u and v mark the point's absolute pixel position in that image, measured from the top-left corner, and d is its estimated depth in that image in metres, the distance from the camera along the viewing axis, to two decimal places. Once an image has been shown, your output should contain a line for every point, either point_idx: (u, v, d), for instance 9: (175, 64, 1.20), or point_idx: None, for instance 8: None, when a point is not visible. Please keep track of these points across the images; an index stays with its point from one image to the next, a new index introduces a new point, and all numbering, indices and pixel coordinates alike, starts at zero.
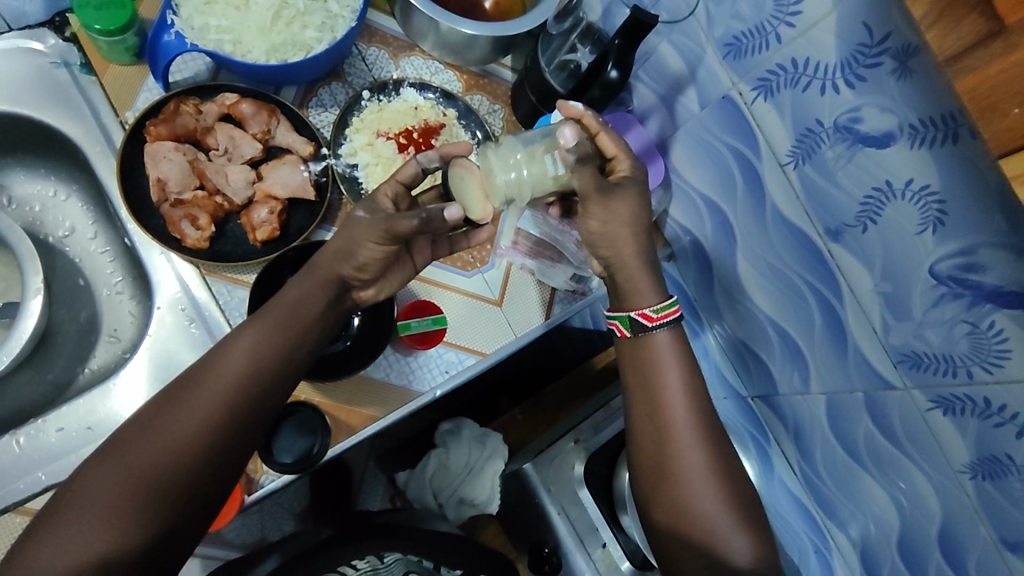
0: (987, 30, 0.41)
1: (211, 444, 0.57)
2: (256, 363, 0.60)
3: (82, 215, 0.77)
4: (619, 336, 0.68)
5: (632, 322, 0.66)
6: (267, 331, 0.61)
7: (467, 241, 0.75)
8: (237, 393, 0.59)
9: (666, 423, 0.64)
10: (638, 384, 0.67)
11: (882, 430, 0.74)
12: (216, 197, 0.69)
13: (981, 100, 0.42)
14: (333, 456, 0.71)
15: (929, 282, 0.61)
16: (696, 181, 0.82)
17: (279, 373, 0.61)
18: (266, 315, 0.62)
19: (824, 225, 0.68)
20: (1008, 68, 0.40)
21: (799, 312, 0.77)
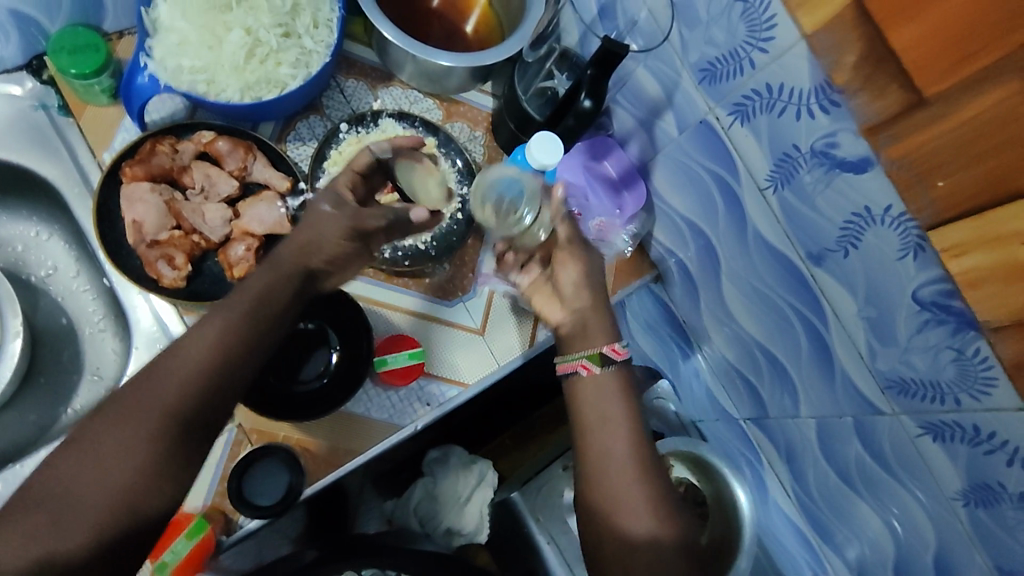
0: (910, 100, 0.52)
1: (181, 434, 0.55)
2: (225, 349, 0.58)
3: (63, 254, 0.77)
4: (584, 378, 0.64)
5: (602, 357, 0.64)
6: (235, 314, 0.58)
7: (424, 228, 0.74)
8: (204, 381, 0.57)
9: (614, 467, 0.61)
10: (585, 427, 0.63)
11: (873, 454, 0.73)
12: (193, 236, 0.69)
13: (920, 163, 0.53)
14: (314, 494, 0.69)
15: (913, 308, 0.60)
16: (678, 204, 0.81)
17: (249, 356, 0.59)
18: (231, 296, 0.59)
19: (806, 250, 0.68)
20: (957, 127, 0.50)
21: (785, 337, 0.76)
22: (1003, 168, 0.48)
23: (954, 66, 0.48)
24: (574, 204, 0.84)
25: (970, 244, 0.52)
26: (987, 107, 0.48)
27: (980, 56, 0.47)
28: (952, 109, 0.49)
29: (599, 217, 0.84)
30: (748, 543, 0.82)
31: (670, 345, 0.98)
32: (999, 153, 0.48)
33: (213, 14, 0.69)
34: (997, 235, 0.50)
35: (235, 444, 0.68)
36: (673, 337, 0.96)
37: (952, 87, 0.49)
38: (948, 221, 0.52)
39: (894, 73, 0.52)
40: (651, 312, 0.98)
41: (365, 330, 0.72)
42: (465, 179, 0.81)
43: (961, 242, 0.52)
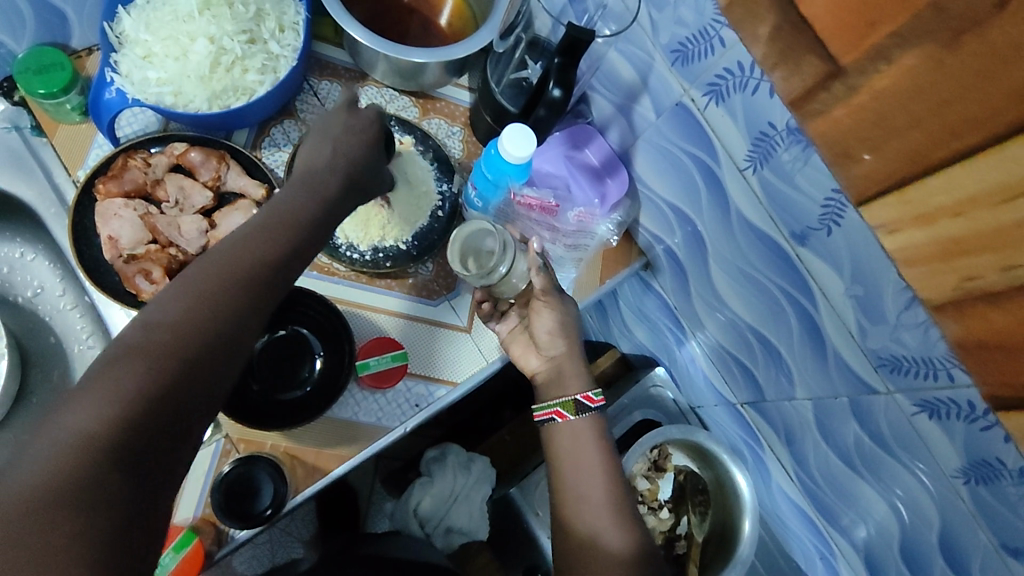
0: (828, 71, 0.53)
1: (177, 379, 0.46)
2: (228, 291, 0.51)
3: (49, 273, 0.78)
4: (558, 423, 0.69)
5: (575, 405, 0.69)
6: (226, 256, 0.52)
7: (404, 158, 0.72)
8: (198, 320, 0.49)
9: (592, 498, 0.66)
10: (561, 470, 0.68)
11: (871, 434, 0.71)
12: (170, 249, 0.68)
13: (839, 142, 0.56)
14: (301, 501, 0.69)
15: (899, 284, 0.58)
16: (660, 188, 0.80)
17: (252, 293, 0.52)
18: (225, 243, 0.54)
19: (789, 229, 0.66)
20: (878, 93, 0.51)
21: (776, 320, 0.75)
22: (923, 139, 0.50)
23: (861, 37, 0.50)
24: (553, 192, 0.82)
25: (905, 223, 0.54)
26: (885, 83, 0.50)
27: (883, 25, 0.48)
28: (856, 85, 0.52)
29: (578, 209, 0.82)
30: (749, 529, 0.81)
31: (664, 332, 0.97)
32: (918, 128, 0.50)
33: (176, 24, 0.69)
34: (920, 210, 0.52)
35: (222, 455, 0.68)
36: (666, 324, 0.95)
37: (864, 57, 0.50)
38: (878, 206, 0.56)
39: (809, 43, 0.54)
40: (644, 300, 0.97)
41: (347, 337, 0.72)
42: (443, 176, 0.80)
43: (893, 218, 0.55)
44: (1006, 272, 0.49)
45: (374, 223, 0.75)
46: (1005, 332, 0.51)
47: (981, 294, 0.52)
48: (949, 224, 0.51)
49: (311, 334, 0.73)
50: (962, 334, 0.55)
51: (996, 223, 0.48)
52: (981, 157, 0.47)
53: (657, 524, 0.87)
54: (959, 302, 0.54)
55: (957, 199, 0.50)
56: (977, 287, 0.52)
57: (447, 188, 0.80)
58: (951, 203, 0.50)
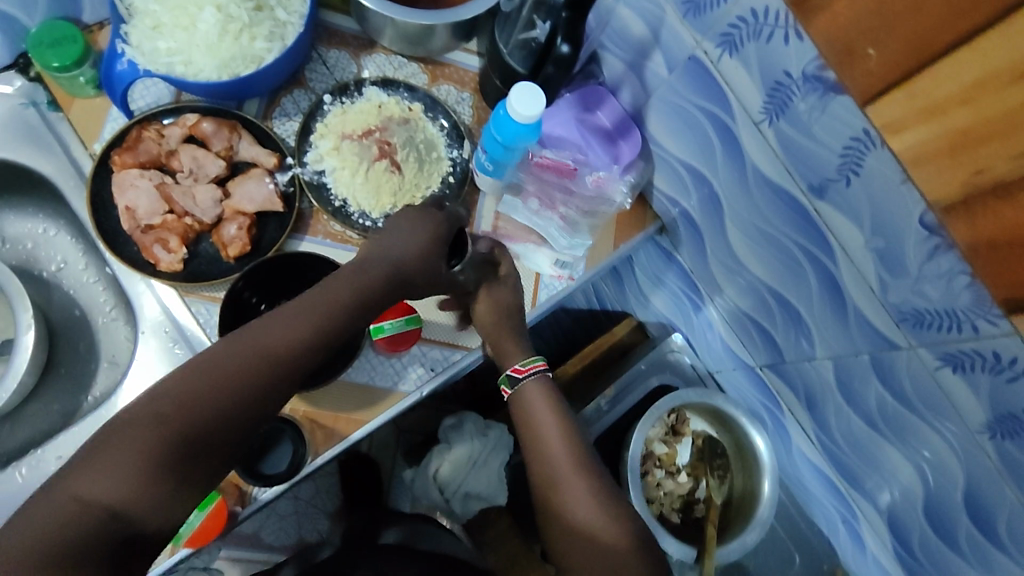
0: None
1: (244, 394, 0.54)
2: (264, 386, 0.55)
3: (71, 248, 0.79)
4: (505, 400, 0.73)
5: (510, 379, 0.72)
6: (262, 342, 0.55)
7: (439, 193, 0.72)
8: (225, 408, 0.53)
9: (547, 456, 0.67)
10: (525, 443, 0.70)
11: (895, 394, 0.70)
12: (187, 218, 0.69)
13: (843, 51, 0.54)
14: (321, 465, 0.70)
15: (923, 233, 0.57)
16: (674, 147, 0.78)
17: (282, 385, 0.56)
18: (279, 324, 0.56)
19: (807, 182, 0.64)
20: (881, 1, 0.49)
21: (795, 278, 0.73)
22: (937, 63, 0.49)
23: None
24: (570, 153, 0.78)
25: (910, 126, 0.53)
26: None
27: None
28: None
29: (596, 172, 0.78)
30: (769, 491, 0.80)
31: (681, 297, 0.96)
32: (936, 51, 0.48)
33: None
34: (930, 105, 0.50)
35: None
36: (683, 290, 0.94)
37: None
38: (877, 100, 0.54)
39: None
40: (657, 263, 0.95)
41: None
42: (454, 142, 0.80)
43: (898, 120, 0.53)
44: (1016, 160, 0.48)
45: (385, 190, 0.75)
46: (1017, 228, 0.49)
47: (990, 187, 0.50)
48: (958, 114, 0.49)
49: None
50: (972, 236, 0.53)
51: (1005, 108, 0.47)
52: (987, 37, 0.45)
53: (675, 487, 0.87)
54: (968, 201, 0.52)
55: (965, 84, 0.48)
56: (985, 181, 0.50)
57: (458, 153, 0.79)
58: (960, 91, 0.49)
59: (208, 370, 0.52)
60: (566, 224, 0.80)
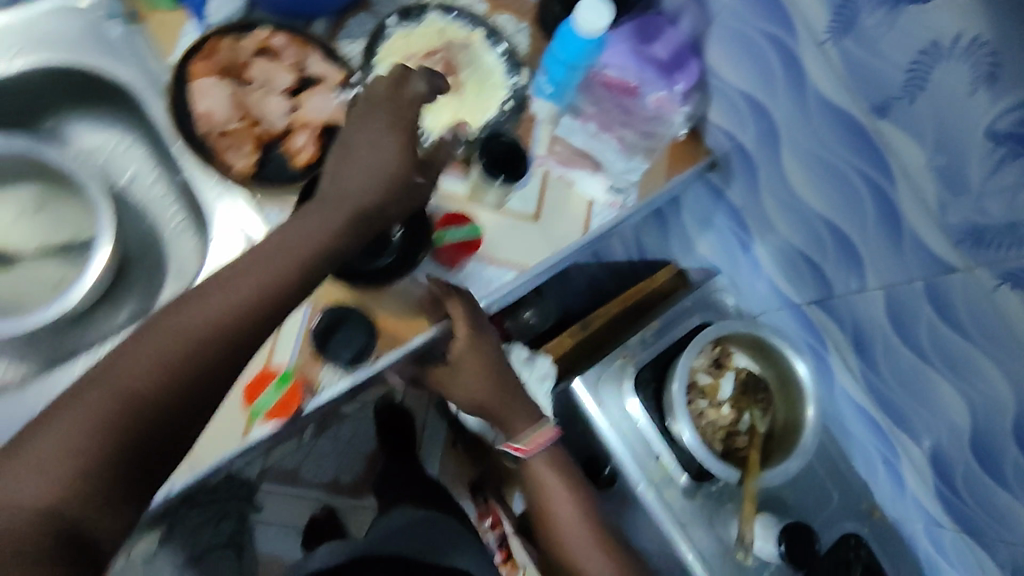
0: None
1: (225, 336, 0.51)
2: (210, 347, 0.50)
3: (142, 160, 0.83)
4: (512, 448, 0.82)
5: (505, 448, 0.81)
6: (250, 278, 0.53)
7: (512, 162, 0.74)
8: (165, 374, 0.48)
9: (548, 516, 0.81)
10: (529, 491, 0.82)
11: (948, 321, 0.71)
12: (259, 127, 0.72)
13: None
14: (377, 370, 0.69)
15: (989, 145, 0.57)
16: (733, 77, 0.78)
17: (229, 344, 0.51)
18: (206, 288, 0.52)
19: (869, 102, 0.64)
20: None
21: (850, 206, 0.74)
22: None
23: None
24: (636, 72, 0.79)
25: None
26: None
27: None
28: None
29: (658, 92, 0.80)
30: (813, 417, 0.83)
31: (729, 237, 0.97)
32: None
33: None
34: None
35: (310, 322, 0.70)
36: (732, 229, 0.95)
37: None
38: None
39: None
40: (705, 202, 0.96)
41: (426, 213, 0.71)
42: (512, 70, 0.79)
43: None
44: None
45: (447, 109, 0.77)
46: None
47: None
48: None
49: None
50: None
51: None
52: None
53: (718, 418, 0.89)
54: None
55: None
56: None
57: (517, 80, 0.79)
58: None
59: (192, 310, 0.51)
60: (622, 147, 0.81)
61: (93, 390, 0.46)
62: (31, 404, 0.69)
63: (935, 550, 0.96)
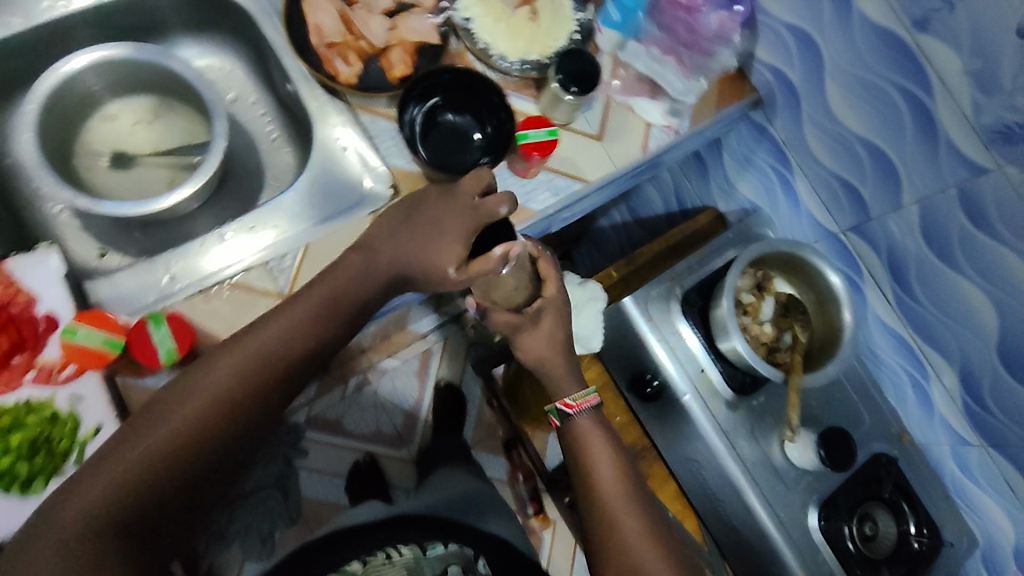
0: None
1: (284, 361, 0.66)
2: (281, 349, 0.66)
3: (245, 83, 0.93)
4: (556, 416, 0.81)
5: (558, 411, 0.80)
6: (314, 301, 0.69)
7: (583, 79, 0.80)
8: (237, 396, 0.64)
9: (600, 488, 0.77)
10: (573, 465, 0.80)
11: (978, 222, 0.78)
12: (362, 42, 0.81)
13: None
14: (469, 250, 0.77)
15: (1019, 44, 0.66)
16: (781, 11, 0.87)
17: (269, 382, 0.66)
18: (269, 319, 0.68)
19: (911, 18, 0.73)
20: None
21: (888, 121, 0.82)
22: None
23: None
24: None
25: None
26: None
27: None
28: None
29: (720, 11, 0.89)
30: (849, 319, 0.90)
31: (769, 174, 1.04)
32: None
33: None
34: None
35: None
36: (772, 165, 1.03)
37: None
38: None
39: None
40: (747, 139, 1.04)
41: (508, 119, 0.81)
42: (580, 5, 0.88)
43: None
44: None
45: (523, 35, 0.85)
46: None
47: None
48: None
49: (480, 117, 0.82)
50: None
51: None
52: None
53: (761, 333, 0.96)
54: None
55: None
56: None
57: (584, 15, 0.87)
58: None
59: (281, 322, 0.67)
60: (683, 70, 0.89)
61: (209, 368, 0.63)
62: (147, 277, 0.75)
63: (961, 472, 1.00)
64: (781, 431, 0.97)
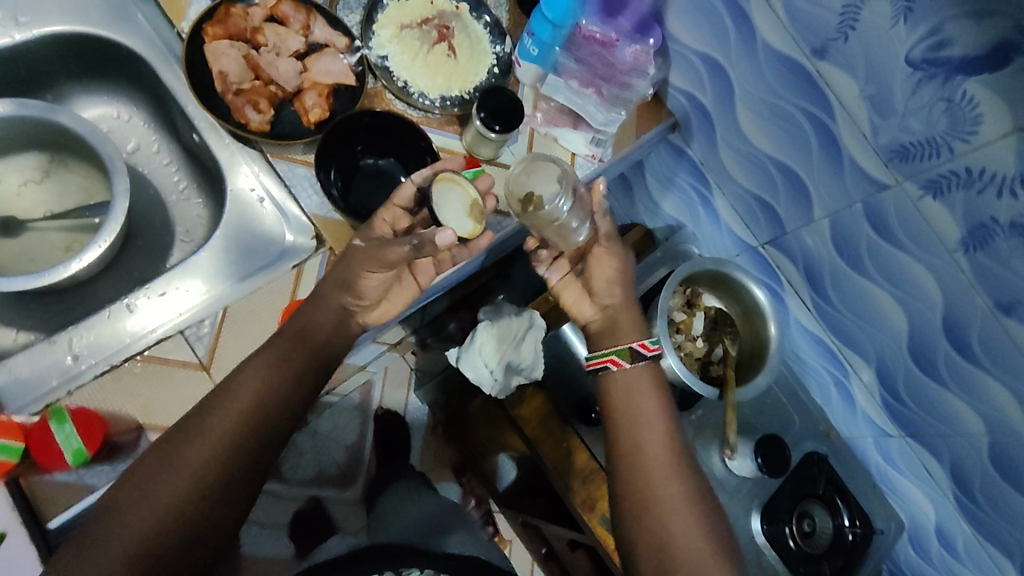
0: None
1: (280, 390, 0.66)
2: (271, 377, 0.66)
3: (145, 132, 0.86)
4: (615, 369, 0.83)
5: (630, 353, 0.83)
6: (301, 330, 0.70)
7: (506, 112, 0.79)
8: (242, 429, 0.63)
9: None
10: None
11: (882, 233, 0.83)
12: (272, 86, 0.77)
13: None
14: (405, 300, 0.77)
15: (907, 72, 0.70)
16: (692, 42, 0.90)
17: (271, 416, 0.65)
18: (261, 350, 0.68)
19: (810, 46, 0.77)
20: None
21: (796, 143, 0.86)
22: None
23: None
24: (613, 28, 0.84)
25: None
26: None
27: None
28: None
29: (635, 46, 0.85)
30: (775, 333, 0.93)
31: (690, 194, 1.08)
32: None
33: None
34: None
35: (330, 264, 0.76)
36: (692, 186, 1.07)
37: None
38: None
39: None
40: (666, 160, 1.08)
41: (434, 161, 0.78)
42: (497, 39, 0.88)
43: None
44: None
45: (442, 72, 0.84)
46: None
47: None
48: None
49: (405, 162, 0.80)
50: None
51: None
52: None
53: (694, 350, 0.98)
54: None
55: None
56: None
57: (501, 48, 0.88)
58: None
59: (274, 352, 0.67)
60: (602, 102, 0.87)
61: (209, 405, 0.64)
62: (51, 357, 0.68)
63: (884, 461, 1.06)
64: (720, 443, 0.99)
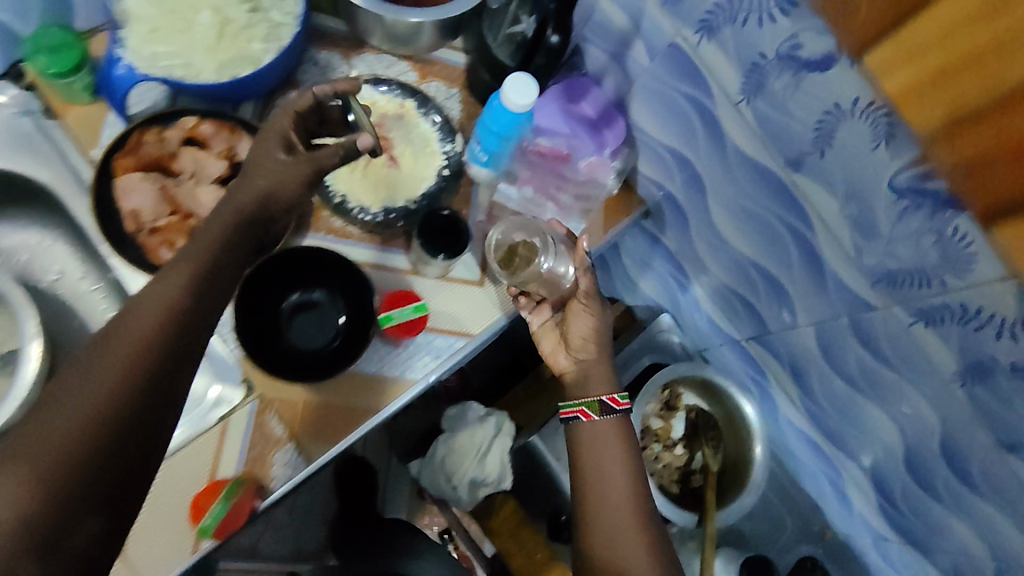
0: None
1: (153, 336, 0.50)
2: (144, 339, 0.49)
3: (69, 257, 0.80)
4: (584, 423, 0.72)
5: (600, 406, 0.71)
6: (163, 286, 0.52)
7: (444, 239, 0.73)
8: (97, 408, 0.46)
9: None
10: None
11: (872, 351, 0.75)
12: (190, 219, 0.71)
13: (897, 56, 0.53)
14: (345, 450, 0.72)
15: (892, 197, 0.62)
16: (659, 134, 0.82)
17: (144, 379, 0.48)
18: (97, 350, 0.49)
19: (784, 157, 0.69)
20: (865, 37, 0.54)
21: (775, 249, 0.78)
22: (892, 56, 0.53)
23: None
24: (565, 139, 0.81)
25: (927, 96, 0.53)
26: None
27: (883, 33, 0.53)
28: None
29: (590, 158, 0.82)
30: (761, 453, 0.86)
31: (669, 280, 1.01)
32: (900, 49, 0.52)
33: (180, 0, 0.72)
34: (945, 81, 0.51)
35: (259, 414, 0.70)
36: (670, 271, 0.99)
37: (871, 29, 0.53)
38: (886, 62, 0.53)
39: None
40: (640, 243, 1.00)
41: (367, 289, 0.74)
42: (446, 136, 0.81)
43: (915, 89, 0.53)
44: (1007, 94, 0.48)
45: (383, 183, 0.78)
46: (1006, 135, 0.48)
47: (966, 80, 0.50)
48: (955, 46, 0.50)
49: (337, 296, 0.75)
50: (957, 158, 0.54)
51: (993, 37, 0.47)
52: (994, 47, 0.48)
53: (673, 460, 0.92)
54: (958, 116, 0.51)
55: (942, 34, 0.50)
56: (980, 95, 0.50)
57: (452, 147, 0.80)
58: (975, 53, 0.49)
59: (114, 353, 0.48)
60: (560, 213, 0.84)
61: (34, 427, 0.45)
62: None
63: (885, 565, 0.98)
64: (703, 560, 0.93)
